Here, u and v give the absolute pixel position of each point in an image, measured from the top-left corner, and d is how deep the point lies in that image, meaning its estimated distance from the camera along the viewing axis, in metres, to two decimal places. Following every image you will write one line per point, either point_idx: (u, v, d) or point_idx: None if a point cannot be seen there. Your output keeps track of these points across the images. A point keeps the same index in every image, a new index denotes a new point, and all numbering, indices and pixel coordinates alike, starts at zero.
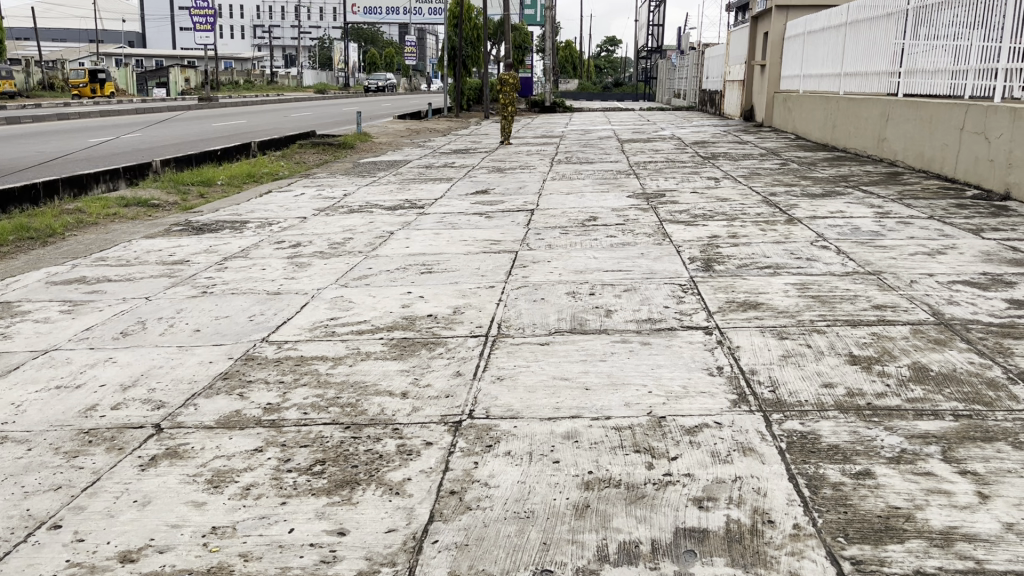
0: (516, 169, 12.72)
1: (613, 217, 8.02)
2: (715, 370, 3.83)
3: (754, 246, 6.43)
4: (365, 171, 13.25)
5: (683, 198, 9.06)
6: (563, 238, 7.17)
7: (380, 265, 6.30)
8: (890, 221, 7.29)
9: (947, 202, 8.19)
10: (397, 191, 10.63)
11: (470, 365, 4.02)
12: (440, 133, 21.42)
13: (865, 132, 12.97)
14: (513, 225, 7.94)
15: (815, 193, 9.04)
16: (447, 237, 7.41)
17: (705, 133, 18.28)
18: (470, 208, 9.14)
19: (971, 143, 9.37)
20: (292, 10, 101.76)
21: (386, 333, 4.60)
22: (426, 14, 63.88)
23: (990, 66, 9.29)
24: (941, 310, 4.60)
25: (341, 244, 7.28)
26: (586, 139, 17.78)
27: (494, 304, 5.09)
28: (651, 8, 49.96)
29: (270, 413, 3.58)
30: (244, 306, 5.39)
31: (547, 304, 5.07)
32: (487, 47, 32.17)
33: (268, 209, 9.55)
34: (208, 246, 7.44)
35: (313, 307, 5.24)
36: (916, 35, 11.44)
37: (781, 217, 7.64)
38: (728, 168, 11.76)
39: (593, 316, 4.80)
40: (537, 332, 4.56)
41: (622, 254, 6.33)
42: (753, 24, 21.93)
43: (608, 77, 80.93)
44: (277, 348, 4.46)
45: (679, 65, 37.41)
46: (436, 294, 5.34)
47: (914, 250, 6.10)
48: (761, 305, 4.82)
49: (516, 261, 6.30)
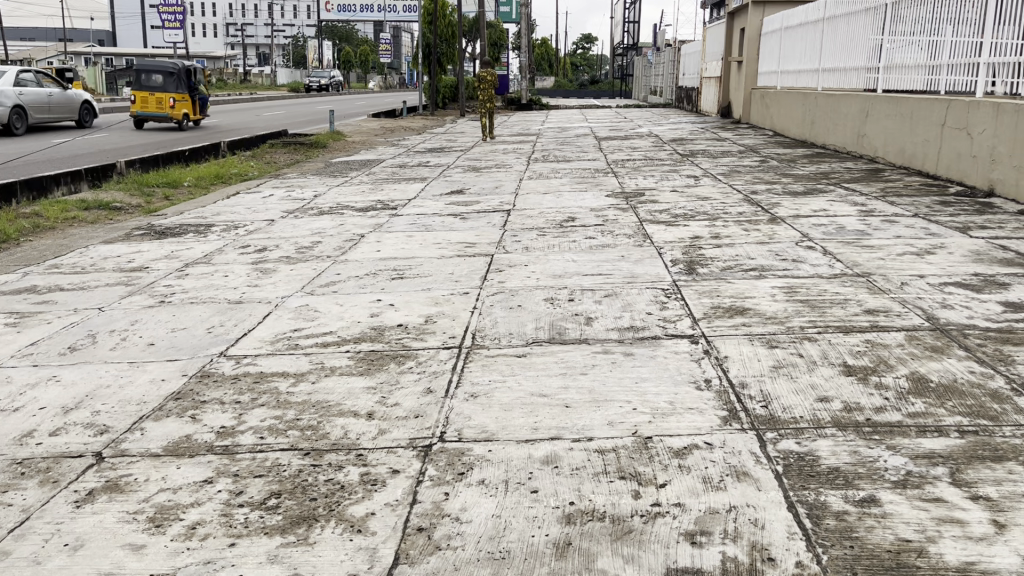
0: (492, 168, 12.46)
1: (592, 218, 7.78)
2: (703, 383, 3.59)
3: (737, 247, 6.22)
4: (337, 170, 12.92)
5: (662, 197, 8.84)
6: (541, 240, 6.92)
7: (349, 271, 6.01)
8: (875, 220, 7.11)
9: (931, 200, 8.05)
10: (370, 192, 10.32)
11: (441, 381, 3.76)
12: (416, 132, 21.09)
13: (844, 127, 12.84)
14: (490, 226, 7.68)
15: (797, 192, 8.85)
16: (420, 240, 7.13)
17: (683, 130, 18.09)
18: (444, 209, 8.85)
19: (953, 139, 9.23)
20: (265, 7, 100.64)
21: (353, 346, 4.32)
22: (401, 12, 63.38)
23: (971, 61, 9.14)
24: (936, 315, 4.40)
25: (309, 248, 6.99)
26: (563, 137, 17.55)
27: (469, 313, 4.82)
28: (626, 4, 49.80)
29: (223, 438, 3.29)
30: (203, 316, 5.08)
31: (524, 312, 4.81)
32: (463, 44, 31.83)
33: (235, 212, 9.20)
34: (170, 252, 7.10)
35: (276, 317, 4.94)
36: (896, 30, 11.30)
37: (764, 216, 7.44)
38: (707, 165, 11.58)
39: (573, 325, 4.55)
40: (513, 343, 4.30)
41: (602, 257, 6.09)
42: (729, 20, 21.80)
43: (585, 75, 80.80)
44: (235, 364, 4.16)
45: (656, 62, 37.30)
46: (408, 302, 5.07)
47: (903, 250, 5.92)
48: (749, 310, 4.60)
49: (492, 266, 6.04)
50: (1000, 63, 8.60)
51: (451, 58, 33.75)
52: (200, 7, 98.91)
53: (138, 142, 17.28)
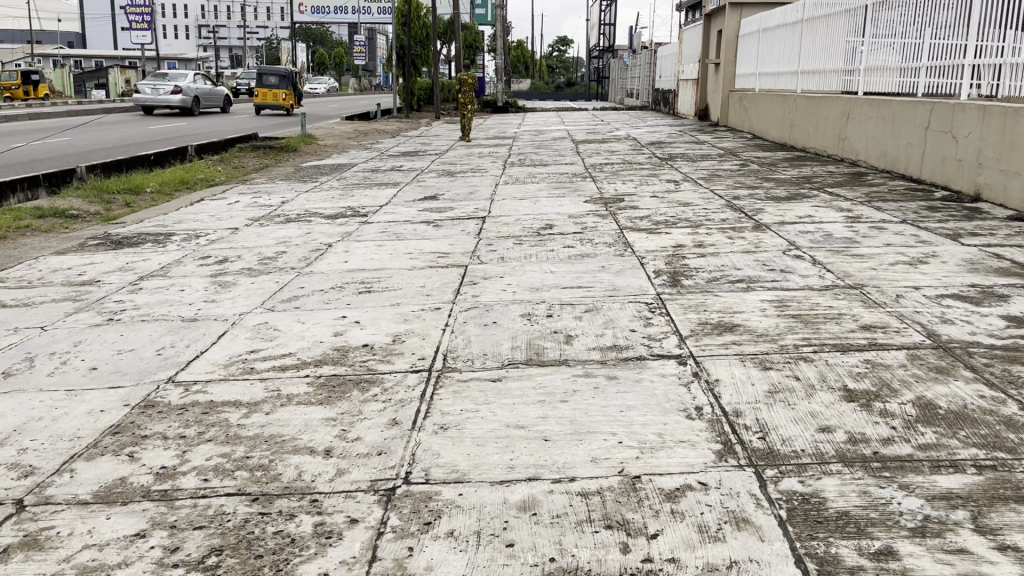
0: (467, 172, 12.15)
1: (570, 225, 7.49)
2: (693, 412, 3.29)
3: (722, 257, 5.95)
4: (307, 175, 12.54)
5: (642, 202, 8.58)
6: (517, 249, 6.61)
7: (314, 284, 5.67)
8: (863, 227, 6.88)
9: (917, 205, 7.85)
10: (339, 198, 9.97)
11: (409, 410, 3.43)
12: (390, 135, 20.72)
13: (824, 130, 12.67)
14: (463, 234, 7.36)
15: (780, 197, 8.63)
16: (391, 250, 6.79)
17: (660, 133, 17.90)
18: (417, 216, 8.51)
19: (937, 141, 9.06)
20: (238, 9, 99.65)
21: (313, 370, 3.98)
22: (376, 13, 63.11)
23: (954, 63, 8.96)
24: (936, 331, 4.14)
25: (273, 258, 6.63)
26: (540, 141, 17.28)
27: (440, 330, 4.50)
28: (602, 7, 49.79)
29: (162, 481, 2.94)
30: (153, 335, 4.71)
31: (499, 329, 4.49)
32: (438, 46, 31.47)
33: (198, 219, 8.82)
34: (124, 263, 6.71)
35: (233, 336, 4.60)
36: (875, 31, 11.14)
37: (748, 223, 7.19)
38: (686, 169, 11.36)
39: (551, 343, 4.24)
40: (488, 364, 3.98)
41: (581, 267, 5.80)
42: (706, 22, 21.65)
43: (560, 77, 80.75)
44: (183, 391, 3.81)
45: (632, 65, 37.19)
46: (375, 319, 4.74)
47: (895, 259, 5.68)
48: (739, 327, 4.32)
49: (465, 277, 5.72)
50: (984, 64, 8.41)
51: (427, 59, 33.40)
52: (171, 9, 97.67)
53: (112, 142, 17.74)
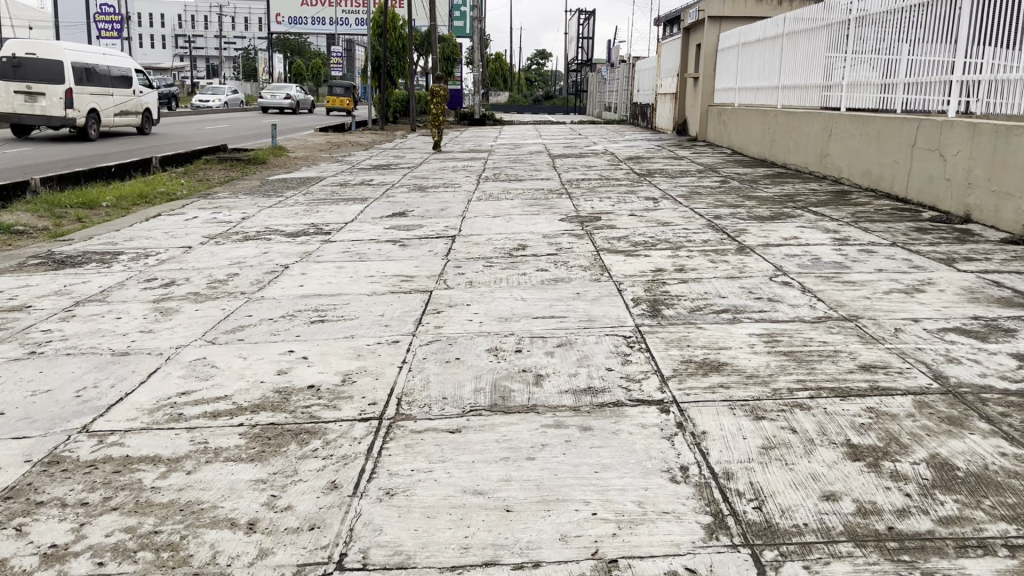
0: (439, 187, 11.71)
1: (544, 246, 7.08)
2: (677, 473, 2.87)
3: (705, 282, 5.56)
4: (272, 189, 12.04)
5: (620, 221, 8.19)
6: (486, 272, 6.18)
7: (263, 312, 5.20)
8: (851, 250, 6.53)
9: (906, 226, 7.53)
10: (303, 214, 9.48)
11: (352, 471, 2.98)
12: (363, 147, 20.28)
13: (806, 146, 12.38)
14: (431, 255, 6.92)
15: (764, 216, 8.27)
16: (352, 272, 6.33)
17: (639, 147, 17.58)
18: (383, 234, 8.05)
19: (924, 160, 8.77)
20: (214, 18, 98.89)
21: (248, 418, 3.51)
22: (354, 24, 62.94)
23: (942, 80, 8.68)
24: (943, 372, 3.75)
25: (222, 281, 6.15)
26: (516, 154, 16.90)
27: (396, 369, 4.05)
28: (580, 21, 49.83)
29: (48, 565, 2.46)
30: (76, 372, 4.21)
31: (462, 368, 4.04)
32: (414, 57, 31.09)
33: (149, 237, 8.30)
34: (62, 286, 6.18)
35: (164, 374, 4.11)
36: (860, 47, 10.86)
37: (731, 245, 6.82)
38: (666, 186, 11.01)
39: (518, 385, 3.79)
40: (446, 411, 3.53)
41: (554, 294, 5.37)
42: (684, 36, 21.44)
43: (539, 91, 80.81)
44: (96, 444, 3.31)
45: (610, 79, 37.08)
46: (324, 355, 4.28)
47: (889, 287, 5.32)
48: (726, 366, 3.91)
49: (429, 304, 5.27)
50: (973, 80, 8.12)
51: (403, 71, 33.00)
52: (146, 17, 96.61)
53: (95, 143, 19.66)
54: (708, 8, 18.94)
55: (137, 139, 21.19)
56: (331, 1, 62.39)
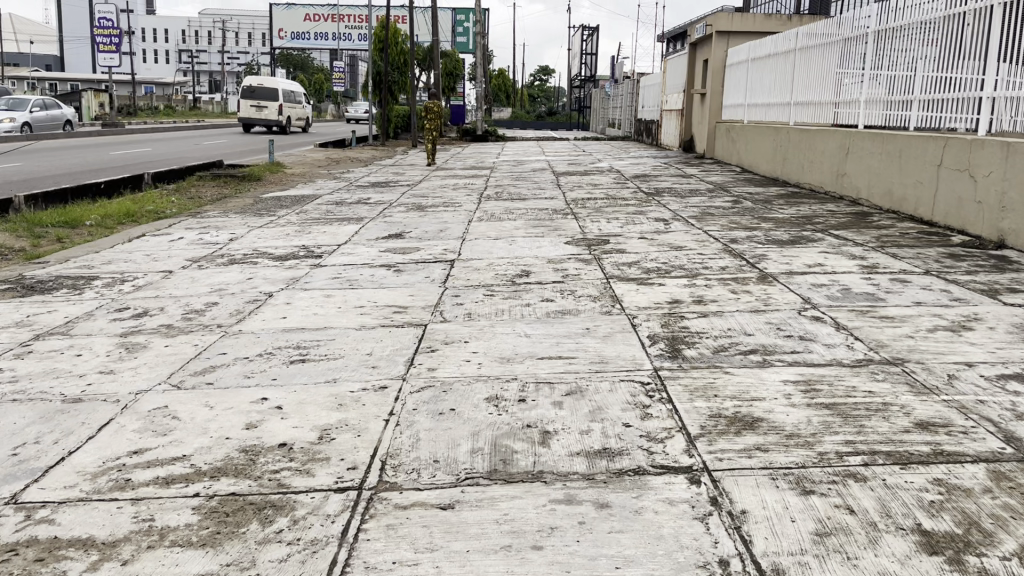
0: (438, 206, 11.24)
1: (550, 272, 6.58)
2: (715, 570, 2.36)
3: (727, 316, 5.06)
4: (265, 208, 11.58)
5: (630, 245, 7.71)
6: (486, 303, 5.69)
7: (239, 350, 4.69)
8: (882, 279, 6.03)
9: (937, 252, 7.04)
10: (294, 235, 9.02)
11: (322, 562, 2.47)
12: (362, 163, 19.89)
13: (820, 164, 11.89)
14: (427, 282, 6.43)
15: (782, 240, 7.79)
16: (340, 302, 5.82)
17: (645, 165, 17.11)
18: (377, 257, 7.58)
19: (951, 181, 8.28)
20: (218, 34, 99.24)
21: (206, 487, 2.99)
22: (356, 40, 63.04)
23: (969, 97, 8.19)
24: (1015, 433, 3.22)
25: (199, 312, 5.64)
26: (518, 172, 16.42)
27: (382, 423, 3.53)
28: (584, 36, 49.84)
29: None
30: (18, 423, 3.69)
31: (457, 422, 3.53)
32: (414, 72, 30.79)
33: (129, 260, 7.82)
34: (24, 317, 5.67)
35: (118, 426, 3.59)
36: (876, 62, 10.37)
37: (751, 272, 6.32)
38: (676, 206, 10.52)
39: (522, 445, 3.27)
40: (437, 479, 3.01)
41: (561, 330, 4.86)
42: (690, 51, 21.04)
43: (541, 107, 80.80)
44: (23, 520, 2.80)
45: (613, 95, 36.83)
46: (302, 405, 3.77)
47: (932, 323, 4.80)
48: (762, 423, 3.39)
49: (422, 341, 4.76)
50: (1005, 97, 7.62)
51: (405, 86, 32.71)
52: (150, 33, 96.83)
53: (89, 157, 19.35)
54: (714, 23, 18.56)
55: (131, 154, 20.80)
56: (334, 16, 62.49)
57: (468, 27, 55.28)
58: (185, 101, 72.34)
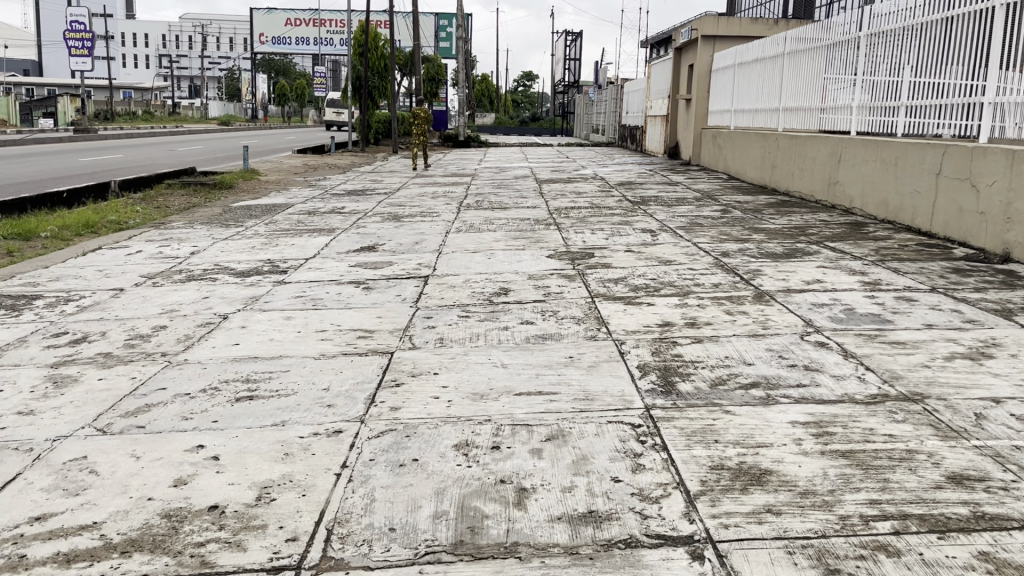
0: (415, 216, 10.76)
1: (530, 290, 6.12)
2: None
3: (724, 342, 4.60)
4: (233, 217, 11.07)
5: (615, 258, 7.27)
6: (460, 325, 5.22)
7: (182, 384, 4.19)
8: (886, 298, 5.61)
9: (941, 267, 6.65)
10: (259, 248, 8.50)
11: None
12: (339, 170, 19.37)
13: (811, 172, 11.51)
14: (397, 301, 5.95)
15: (777, 253, 7.38)
16: (300, 325, 5.32)
17: (630, 172, 16.68)
18: (346, 273, 7.09)
19: (951, 190, 7.90)
20: (198, 39, 98.29)
21: (115, 568, 2.50)
22: (338, 45, 62.58)
23: (968, 103, 7.81)
24: None
25: (144, 338, 5.12)
26: (500, 179, 15.95)
27: (332, 479, 3.05)
28: (568, 41, 49.59)
29: None
30: None
31: (418, 477, 3.05)
32: (395, 76, 30.26)
33: (78, 276, 7.28)
34: None
35: (24, 483, 3.09)
36: (867, 67, 9.99)
37: (747, 290, 5.90)
38: (663, 215, 10.10)
39: (493, 508, 2.80)
40: (390, 556, 2.52)
41: (541, 358, 4.40)
42: (676, 56, 20.69)
43: (524, 112, 80.56)
44: None
45: (597, 100, 36.48)
46: (242, 455, 3.28)
47: (948, 350, 4.36)
48: (772, 478, 2.93)
49: (387, 371, 4.29)
50: (1005, 103, 7.27)
51: (384, 91, 32.17)
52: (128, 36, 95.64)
53: (54, 164, 18.74)
54: (699, 27, 18.24)
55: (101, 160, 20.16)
56: (315, 20, 62.03)
57: (450, 32, 54.88)
58: (164, 106, 71.42)
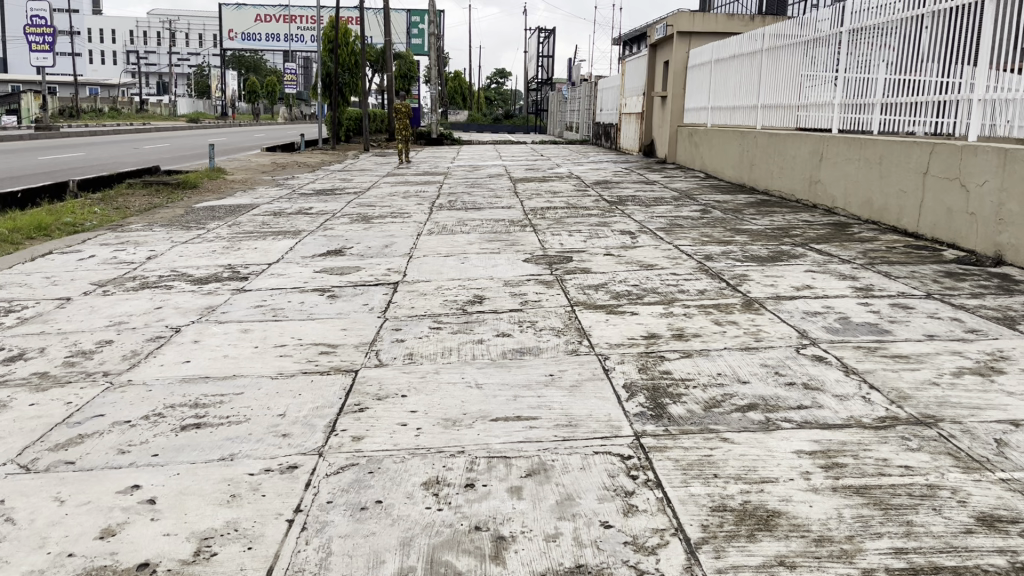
0: (385, 217, 10.36)
1: (506, 298, 5.76)
2: None
3: (715, 357, 4.28)
4: (194, 220, 10.57)
5: (595, 263, 6.94)
6: (431, 338, 4.85)
7: (120, 410, 3.77)
8: (881, 305, 5.34)
9: (933, 270, 6.40)
10: (219, 253, 8.05)
11: None
12: (309, 169, 18.86)
13: (791, 170, 11.27)
14: (364, 311, 5.57)
15: (762, 256, 7.09)
16: (258, 339, 4.92)
17: (605, 171, 16.39)
18: (310, 280, 6.69)
19: (940, 190, 7.66)
20: (166, 35, 96.68)
21: None
22: (309, 42, 61.77)
23: (955, 101, 7.57)
24: None
25: (85, 356, 4.69)
26: (474, 178, 15.55)
27: (283, 528, 2.67)
28: (540, 38, 49.23)
29: None
30: None
31: (383, 525, 2.67)
32: (366, 73, 29.71)
33: (23, 284, 6.80)
34: None
35: None
36: (847, 64, 9.75)
37: (734, 297, 5.59)
38: (642, 216, 9.79)
39: (467, 562, 2.45)
40: None
41: (518, 377, 4.04)
42: (651, 53, 20.42)
43: (499, 108, 80.32)
44: None
45: (571, 98, 36.23)
46: (182, 498, 2.88)
47: (955, 365, 4.07)
48: (781, 521, 2.60)
49: (350, 393, 3.90)
50: (995, 100, 7.03)
51: (356, 88, 31.38)
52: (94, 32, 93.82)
53: (8, 163, 17.96)
54: (675, 23, 17.92)
55: (62, 159, 19.42)
56: (286, 16, 61.23)
57: (423, 29, 54.36)
58: (131, 104, 70.08)
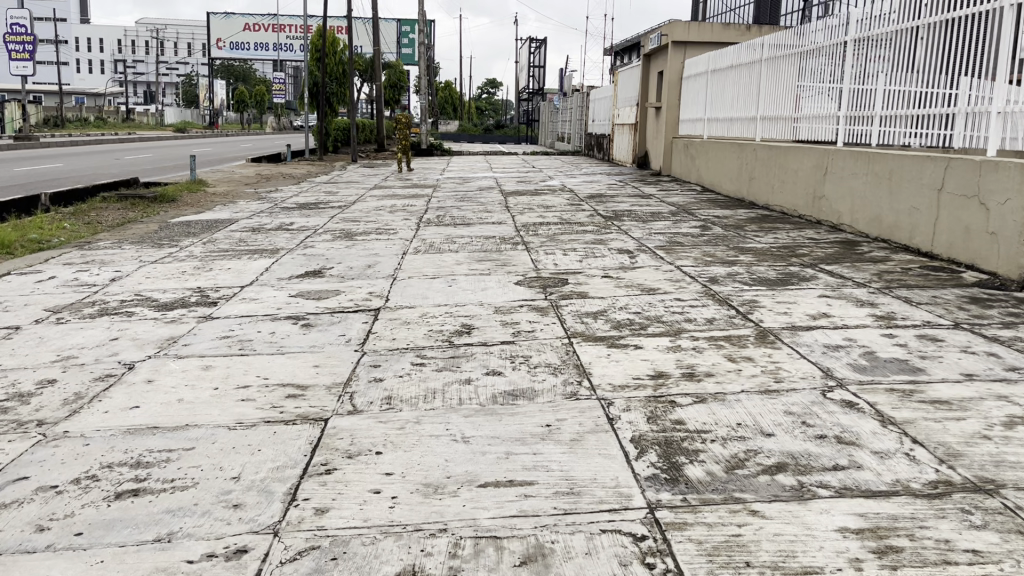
0: (369, 233, 9.87)
1: (497, 328, 5.27)
2: None
3: (733, 402, 3.79)
4: (168, 236, 10.03)
5: (592, 286, 6.45)
6: (413, 377, 4.35)
7: (48, 471, 3.24)
8: (909, 337, 4.87)
9: (956, 295, 5.95)
10: (189, 274, 7.53)
11: None
12: (294, 181, 18.36)
13: (792, 185, 10.83)
14: (340, 343, 5.07)
15: (771, 279, 6.62)
16: (219, 378, 4.40)
17: (599, 183, 15.95)
18: (284, 305, 6.18)
19: (956, 207, 7.22)
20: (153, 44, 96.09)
21: None
22: (299, 53, 61.35)
23: (970, 114, 7.09)
24: None
25: (20, 399, 4.15)
26: (463, 191, 15.06)
27: None
28: (531, 48, 48.93)
29: None
30: None
31: None
32: (355, 82, 29.20)
33: None
34: None
35: None
36: (850, 75, 9.29)
37: (747, 327, 5.10)
38: (640, 233, 9.32)
39: None
40: None
41: (510, 429, 3.54)
42: (644, 63, 20.04)
43: (488, 116, 80.11)
44: None
45: (562, 108, 35.92)
46: None
47: (1003, 413, 3.59)
48: None
49: (316, 449, 3.39)
50: (1015, 115, 6.52)
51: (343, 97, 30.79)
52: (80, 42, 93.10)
53: None
54: (669, 33, 17.55)
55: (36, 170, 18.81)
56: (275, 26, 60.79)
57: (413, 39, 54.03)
58: (118, 114, 69.42)
